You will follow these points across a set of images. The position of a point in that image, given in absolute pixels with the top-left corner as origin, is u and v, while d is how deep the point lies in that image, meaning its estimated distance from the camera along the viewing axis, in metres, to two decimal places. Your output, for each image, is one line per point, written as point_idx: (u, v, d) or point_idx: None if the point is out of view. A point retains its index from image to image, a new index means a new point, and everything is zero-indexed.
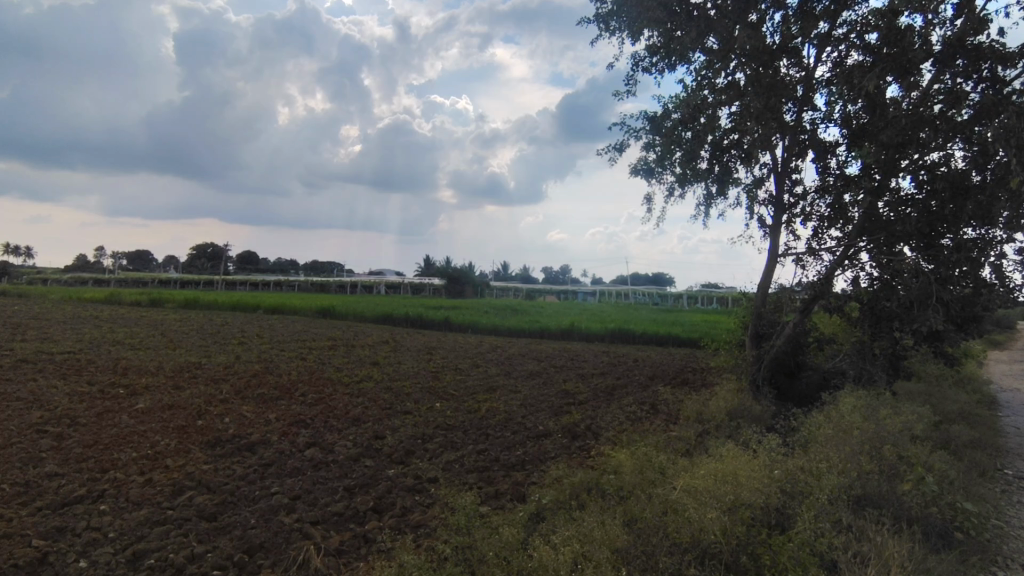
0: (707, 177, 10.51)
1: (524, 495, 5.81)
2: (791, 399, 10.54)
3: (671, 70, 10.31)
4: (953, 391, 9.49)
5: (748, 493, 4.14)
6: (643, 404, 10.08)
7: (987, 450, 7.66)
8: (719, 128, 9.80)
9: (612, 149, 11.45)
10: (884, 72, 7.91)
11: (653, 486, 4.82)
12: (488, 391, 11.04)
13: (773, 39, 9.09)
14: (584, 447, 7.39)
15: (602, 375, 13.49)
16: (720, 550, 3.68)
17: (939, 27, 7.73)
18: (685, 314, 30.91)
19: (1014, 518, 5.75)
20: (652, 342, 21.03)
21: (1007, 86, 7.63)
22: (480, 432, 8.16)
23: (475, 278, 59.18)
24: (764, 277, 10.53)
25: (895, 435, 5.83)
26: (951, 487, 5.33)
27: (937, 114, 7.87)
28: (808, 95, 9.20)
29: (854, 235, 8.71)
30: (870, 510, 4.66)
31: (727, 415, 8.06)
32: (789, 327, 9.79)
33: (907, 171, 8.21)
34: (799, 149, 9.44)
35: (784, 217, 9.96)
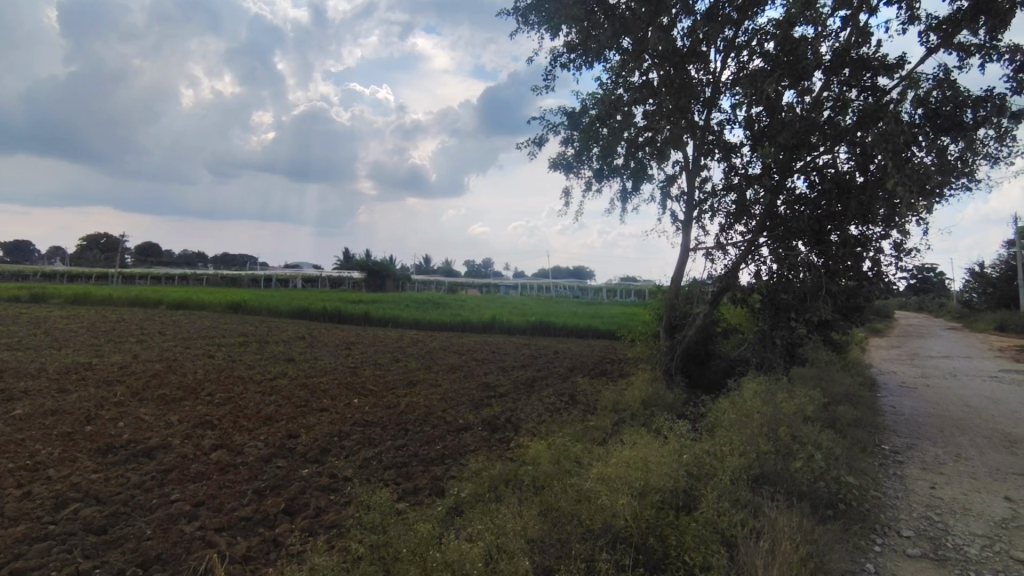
0: (623, 172, 10.85)
1: (442, 490, 5.78)
2: (701, 386, 11.09)
3: (588, 68, 10.51)
4: (840, 375, 10.34)
5: (658, 478, 4.31)
6: (562, 395, 10.28)
7: (868, 428, 8.45)
8: (634, 127, 10.11)
9: (531, 143, 11.55)
10: (780, 78, 8.46)
11: (568, 476, 4.92)
12: (408, 386, 10.88)
13: (683, 43, 9.48)
14: (503, 440, 7.44)
15: (522, 367, 13.65)
16: (631, 534, 3.80)
17: (827, 38, 8.36)
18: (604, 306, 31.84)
19: (889, 489, 6.37)
20: (572, 334, 21.51)
21: (884, 95, 8.37)
22: (399, 428, 8.02)
23: (397, 271, 58.20)
24: (676, 270, 11.02)
25: (790, 417, 6.27)
26: (836, 462, 5.83)
27: (827, 119, 8.52)
28: (715, 97, 9.68)
29: (756, 231, 9.28)
30: (767, 488, 5.01)
31: (640, 404, 8.37)
32: (699, 318, 10.32)
33: (801, 172, 8.82)
34: (707, 149, 9.93)
35: (695, 213, 10.45)
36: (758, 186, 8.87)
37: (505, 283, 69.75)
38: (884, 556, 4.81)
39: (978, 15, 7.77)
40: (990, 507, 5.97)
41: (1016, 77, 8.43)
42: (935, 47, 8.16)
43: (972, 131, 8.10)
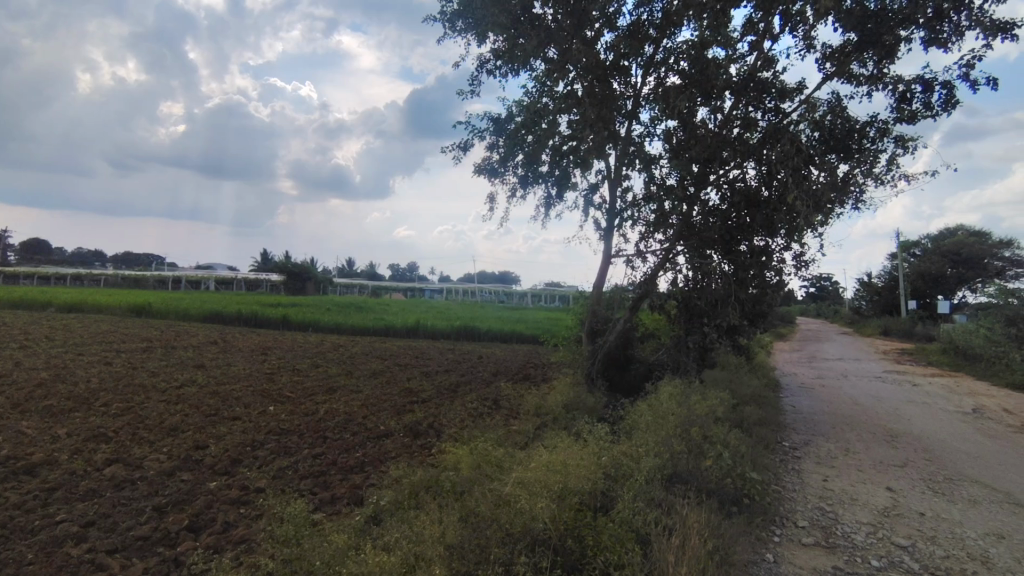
0: (548, 180, 11.04)
1: (361, 498, 5.62)
2: (621, 390, 11.43)
3: (514, 76, 10.64)
4: (747, 377, 10.98)
5: (577, 481, 4.37)
6: (485, 400, 10.28)
7: (771, 427, 9.02)
8: (559, 135, 10.31)
9: (456, 148, 11.53)
10: (694, 95, 8.92)
11: (489, 480, 4.91)
12: (328, 392, 10.52)
13: (605, 56, 9.79)
14: (425, 446, 7.34)
15: (446, 372, 13.54)
16: (550, 536, 3.81)
17: (736, 61, 8.90)
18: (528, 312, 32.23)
19: (789, 483, 6.82)
20: (497, 339, 21.58)
21: (786, 116, 9.00)
22: (317, 435, 7.73)
23: (317, 274, 56.27)
24: (598, 276, 11.32)
25: (701, 417, 6.57)
26: (742, 459, 6.16)
27: (736, 136, 9.06)
28: (635, 110, 10.06)
29: (673, 240, 9.70)
30: (679, 486, 5.23)
31: (562, 408, 8.52)
32: (619, 323, 10.66)
33: (714, 185, 9.31)
34: (627, 159, 10.29)
35: (616, 221, 10.79)
36: (674, 197, 9.28)
37: (430, 287, 69.02)
38: (783, 546, 5.15)
39: (866, 48, 8.53)
40: (874, 496, 6.54)
41: (896, 107, 9.33)
42: (829, 74, 8.87)
43: (859, 154, 8.88)
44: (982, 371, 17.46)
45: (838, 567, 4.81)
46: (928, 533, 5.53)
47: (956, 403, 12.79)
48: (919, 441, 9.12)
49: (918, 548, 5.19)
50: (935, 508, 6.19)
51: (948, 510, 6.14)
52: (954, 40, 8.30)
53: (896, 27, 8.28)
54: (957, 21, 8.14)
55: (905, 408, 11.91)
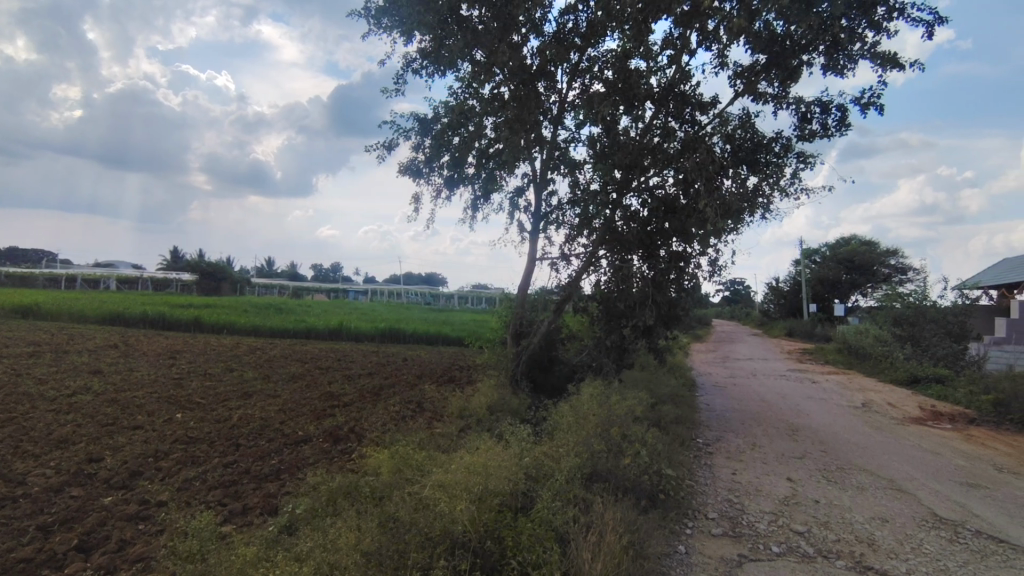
0: (474, 181, 11.05)
1: (276, 507, 5.39)
2: (545, 391, 11.65)
3: (441, 76, 10.58)
4: (664, 377, 11.44)
5: (499, 483, 4.38)
6: (409, 403, 10.13)
7: (686, 424, 9.44)
8: (485, 137, 10.34)
9: (380, 147, 11.32)
10: (616, 103, 9.21)
11: (408, 483, 4.81)
12: (242, 398, 10.00)
13: (531, 61, 9.92)
14: (345, 451, 7.13)
15: (370, 375, 13.25)
16: (468, 539, 3.79)
17: (656, 72, 9.26)
18: (455, 314, 32.06)
19: (701, 478, 7.15)
20: (423, 341, 21.30)
21: (701, 127, 9.45)
22: (229, 443, 7.34)
23: (234, 274, 53.51)
24: (524, 278, 11.44)
25: (621, 417, 6.76)
26: (658, 456, 6.39)
27: (655, 145, 9.43)
28: (561, 115, 10.26)
29: (597, 243, 9.97)
30: (598, 485, 5.37)
31: (486, 409, 8.55)
32: (543, 325, 10.85)
33: (636, 191, 9.62)
34: (552, 163, 10.48)
35: (541, 224, 10.95)
36: (597, 202, 9.54)
37: (355, 288, 67.36)
38: (693, 537, 5.40)
39: (772, 68, 9.11)
40: (776, 487, 6.98)
41: (800, 126, 10.03)
42: (740, 91, 9.41)
43: (766, 166, 9.46)
44: (871, 368, 19.07)
45: (743, 555, 5.10)
46: (822, 519, 5.97)
47: (849, 398, 13.89)
48: (816, 434, 9.83)
49: (813, 533, 5.59)
50: (828, 495, 6.69)
51: (840, 497, 6.65)
52: (849, 67, 9.04)
53: (800, 52, 8.90)
54: (851, 50, 8.88)
55: (805, 404, 12.80)
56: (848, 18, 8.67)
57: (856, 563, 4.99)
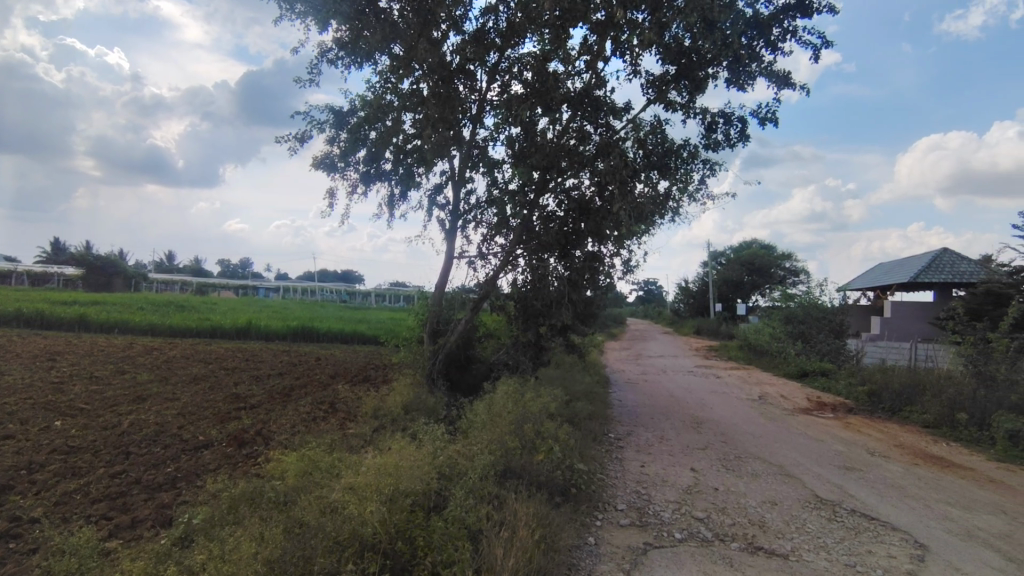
0: (391, 178, 10.84)
1: (170, 518, 5.04)
2: (461, 390, 11.39)
3: (357, 68, 10.30)
4: (579, 374, 11.74)
5: (411, 483, 4.32)
6: (321, 404, 9.79)
7: (599, 420, 9.75)
8: (403, 133, 10.19)
9: (292, 139, 10.85)
10: (533, 105, 9.34)
11: (315, 485, 4.64)
12: (134, 402, 9.27)
13: (451, 59, 9.87)
14: (251, 455, 6.79)
15: (280, 376, 12.68)
16: (378, 541, 3.74)
17: (573, 77, 9.47)
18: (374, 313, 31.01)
19: (611, 471, 7.42)
20: (337, 340, 20.62)
21: (615, 132, 9.75)
22: (117, 451, 6.78)
23: (128, 268, 49.47)
24: (441, 277, 11.36)
25: (535, 414, 6.86)
26: (570, 451, 6.55)
27: (572, 147, 9.66)
28: (480, 114, 10.28)
29: (514, 242, 10.10)
30: (512, 481, 5.42)
31: (401, 409, 8.43)
32: (461, 324, 10.85)
33: (552, 191, 9.80)
34: (471, 162, 10.48)
35: (459, 222, 10.91)
36: (515, 202, 9.65)
37: (265, 285, 63.95)
38: (603, 528, 5.59)
39: (681, 79, 9.56)
40: (680, 477, 7.36)
41: (706, 135, 10.61)
42: (652, 99, 9.83)
43: (675, 172, 9.89)
44: (767, 363, 20.52)
45: (647, 543, 5.34)
46: (720, 505, 6.36)
47: (747, 391, 14.87)
48: (717, 426, 10.46)
49: (712, 519, 5.95)
50: (727, 483, 7.14)
51: (736, 484, 7.11)
52: (749, 82, 9.71)
53: (705, 65, 9.38)
54: (751, 68, 9.52)
55: (708, 398, 13.57)
56: (747, 37, 9.31)
57: (748, 544, 5.37)
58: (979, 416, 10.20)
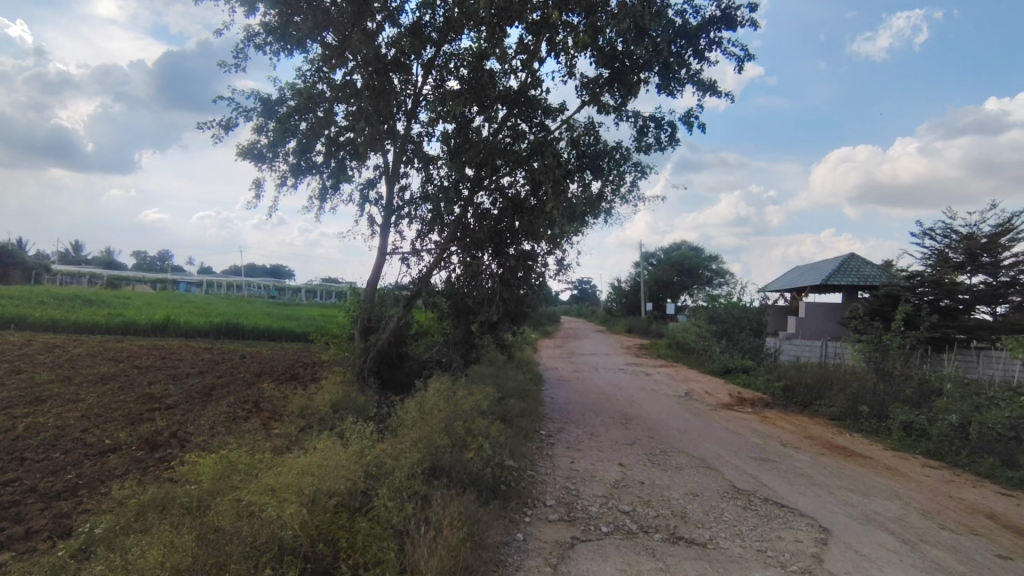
0: (322, 171, 10.51)
1: (70, 528, 4.68)
2: (392, 388, 11.26)
3: (287, 55, 9.93)
4: (511, 372, 11.81)
5: (334, 483, 4.22)
6: (243, 403, 9.37)
7: (530, 417, 9.85)
8: (335, 125, 9.92)
9: (216, 126, 10.32)
10: (468, 102, 9.33)
11: (233, 488, 4.43)
12: (32, 403, 8.55)
13: (386, 51, 9.68)
14: (164, 459, 6.41)
15: (199, 374, 12.02)
16: (299, 544, 3.63)
17: (509, 76, 9.51)
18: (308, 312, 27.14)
19: (541, 467, 7.51)
20: (264, 337, 19.82)
21: (550, 132, 9.86)
22: (10, 458, 6.23)
23: (29, 259, 45.61)
24: (373, 273, 11.12)
25: (467, 411, 6.84)
26: (500, 448, 6.58)
27: (506, 145, 9.70)
28: (415, 108, 10.14)
29: (448, 240, 10.06)
30: (441, 480, 5.40)
31: (330, 407, 8.20)
32: (393, 321, 10.71)
33: (487, 189, 9.82)
34: (406, 157, 10.33)
35: (393, 218, 10.73)
36: (449, 199, 9.61)
37: (186, 279, 60.42)
38: (532, 524, 5.65)
39: (614, 83, 9.78)
40: (607, 472, 7.55)
41: (637, 138, 10.91)
42: (585, 101, 10.01)
43: (608, 173, 10.10)
44: (693, 361, 21.37)
45: (575, 537, 5.44)
46: (645, 497, 6.57)
47: (673, 388, 15.44)
48: (644, 422, 10.80)
49: (637, 511, 6.13)
50: (652, 476, 7.38)
51: (660, 477, 7.38)
52: (678, 89, 10.05)
53: (638, 70, 9.62)
54: (679, 75, 9.86)
55: (637, 395, 13.99)
56: (677, 45, 9.64)
57: (670, 535, 5.57)
58: (879, 409, 11.03)
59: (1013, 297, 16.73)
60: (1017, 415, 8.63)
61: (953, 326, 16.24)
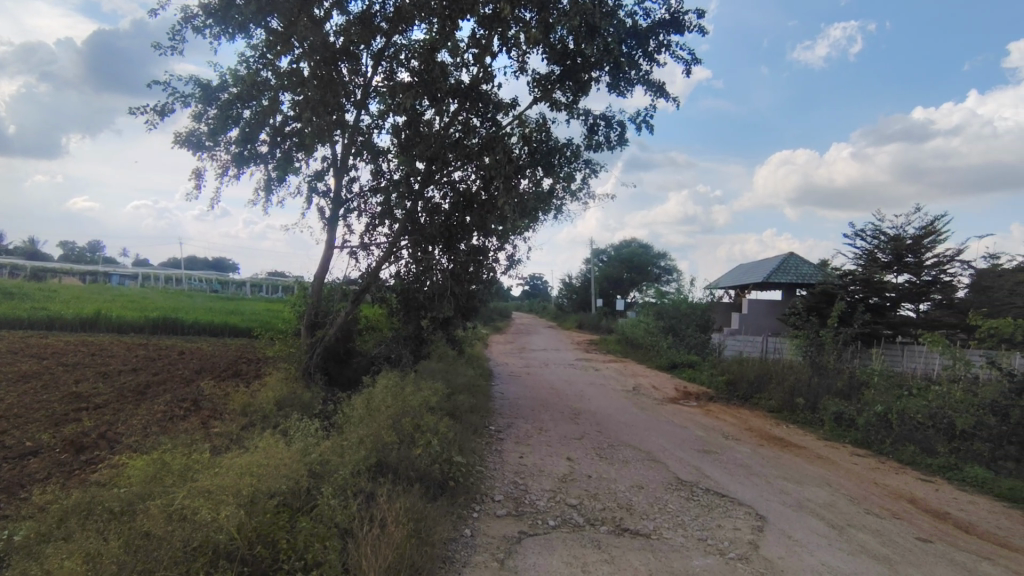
0: (266, 161, 10.15)
1: None
2: (339, 384, 11.03)
3: (228, 40, 9.53)
4: (462, 368, 11.76)
5: (275, 483, 4.09)
6: (181, 401, 8.97)
7: (480, 412, 9.83)
8: (281, 114, 9.60)
9: (150, 111, 9.80)
10: (418, 95, 9.20)
11: (165, 491, 4.23)
12: None
13: (334, 40, 9.42)
14: (91, 461, 6.06)
15: (132, 372, 11.43)
16: (235, 548, 3.50)
17: (461, 69, 9.42)
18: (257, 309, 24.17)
19: (491, 463, 7.52)
20: (204, 333, 19.04)
21: (501, 127, 9.83)
22: None
23: None
24: (320, 267, 10.84)
25: (415, 407, 6.76)
26: (449, 444, 6.53)
27: (457, 140, 9.62)
28: (364, 100, 9.92)
29: (399, 234, 9.92)
30: (388, 477, 5.32)
31: (274, 405, 7.96)
32: (341, 317, 10.49)
33: (438, 183, 9.72)
34: (355, 149, 10.11)
35: (341, 211, 10.49)
36: (399, 192, 9.47)
37: (120, 271, 57.38)
38: (479, 520, 5.65)
39: (565, 80, 9.85)
40: (555, 466, 7.63)
41: (588, 136, 11.02)
42: (537, 97, 10.02)
43: (558, 169, 10.15)
44: (641, 356, 21.85)
45: (522, 532, 5.47)
46: (592, 491, 6.67)
47: (622, 382, 15.76)
48: (593, 416, 10.96)
49: (584, 505, 6.22)
50: (599, 470, 7.51)
51: (607, 471, 7.51)
52: (628, 89, 10.21)
53: (588, 68, 9.72)
54: (630, 76, 10.01)
55: (587, 390, 14.20)
56: (627, 46, 9.78)
57: (616, 527, 5.67)
58: (813, 400, 11.57)
59: (934, 295, 17.91)
60: (937, 406, 9.20)
61: (882, 322, 17.29)
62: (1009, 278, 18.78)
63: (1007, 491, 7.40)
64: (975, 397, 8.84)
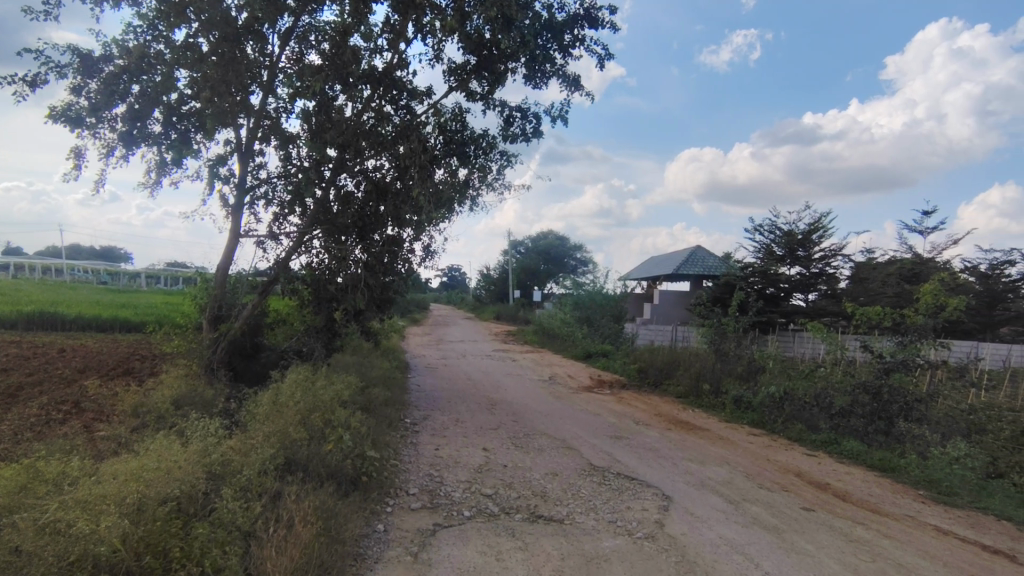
0: (160, 142, 9.39)
1: None
2: (245, 379, 10.45)
3: (113, 7, 8.70)
4: (377, 360, 11.51)
5: (167, 487, 3.82)
6: (61, 403, 8.17)
7: (395, 405, 9.66)
8: (177, 92, 8.92)
9: (19, 82, 8.79)
10: (329, 79, 8.84)
11: (39, 500, 3.83)
12: None
13: (237, 15, 8.84)
14: None
15: (3, 372, 10.27)
16: (120, 560, 3.24)
17: (374, 55, 9.14)
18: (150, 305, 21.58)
19: (406, 456, 7.42)
20: (90, 328, 17.39)
21: (416, 116, 9.65)
22: None
23: None
24: (224, 257, 10.22)
25: (327, 402, 6.53)
26: (362, 438, 6.37)
27: (371, 127, 9.35)
28: (272, 81, 9.39)
29: (309, 223, 9.52)
30: (296, 475, 5.14)
31: (170, 404, 7.42)
32: (247, 309, 9.95)
33: (350, 171, 9.40)
34: (261, 133, 9.57)
35: (246, 198, 9.92)
36: (309, 179, 9.08)
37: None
38: (393, 514, 5.56)
39: (481, 71, 9.80)
40: (472, 457, 7.65)
41: (504, 128, 11.05)
42: (453, 87, 9.93)
43: (474, 160, 10.10)
44: (558, 345, 22.34)
45: (437, 523, 5.45)
46: (507, 480, 6.74)
47: (538, 372, 16.03)
48: (509, 407, 11.08)
49: (498, 494, 6.28)
50: (514, 459, 7.61)
51: (522, 459, 7.62)
52: (544, 82, 10.31)
53: (504, 60, 9.72)
54: (545, 69, 10.12)
55: (504, 380, 14.32)
56: (543, 40, 9.88)
57: (530, 514, 5.77)
58: (716, 385, 12.29)
59: (821, 286, 19.53)
60: (821, 387, 10.06)
61: (776, 311, 18.74)
62: (882, 270, 20.83)
63: (878, 461, 8.22)
64: (852, 377, 9.75)
